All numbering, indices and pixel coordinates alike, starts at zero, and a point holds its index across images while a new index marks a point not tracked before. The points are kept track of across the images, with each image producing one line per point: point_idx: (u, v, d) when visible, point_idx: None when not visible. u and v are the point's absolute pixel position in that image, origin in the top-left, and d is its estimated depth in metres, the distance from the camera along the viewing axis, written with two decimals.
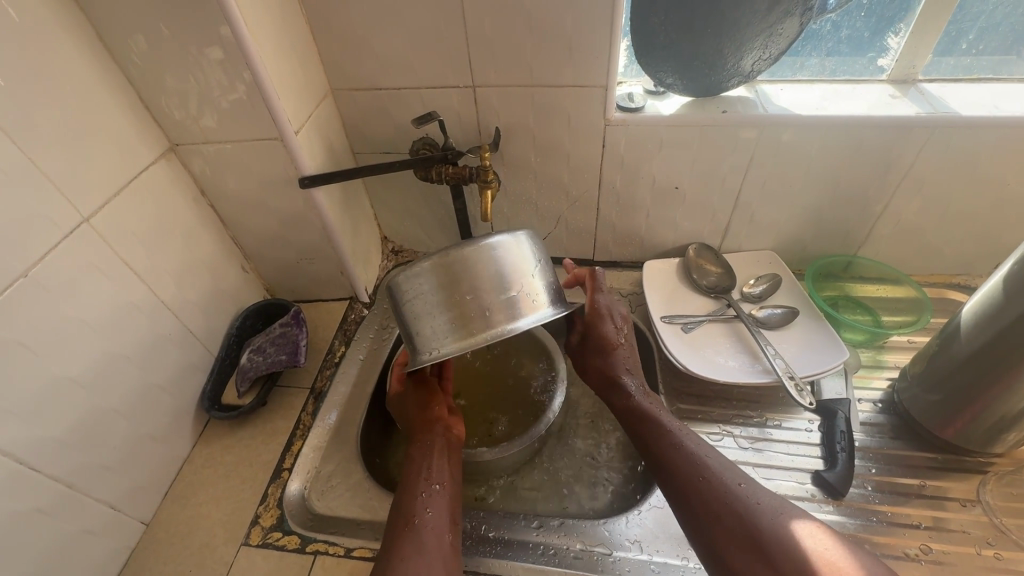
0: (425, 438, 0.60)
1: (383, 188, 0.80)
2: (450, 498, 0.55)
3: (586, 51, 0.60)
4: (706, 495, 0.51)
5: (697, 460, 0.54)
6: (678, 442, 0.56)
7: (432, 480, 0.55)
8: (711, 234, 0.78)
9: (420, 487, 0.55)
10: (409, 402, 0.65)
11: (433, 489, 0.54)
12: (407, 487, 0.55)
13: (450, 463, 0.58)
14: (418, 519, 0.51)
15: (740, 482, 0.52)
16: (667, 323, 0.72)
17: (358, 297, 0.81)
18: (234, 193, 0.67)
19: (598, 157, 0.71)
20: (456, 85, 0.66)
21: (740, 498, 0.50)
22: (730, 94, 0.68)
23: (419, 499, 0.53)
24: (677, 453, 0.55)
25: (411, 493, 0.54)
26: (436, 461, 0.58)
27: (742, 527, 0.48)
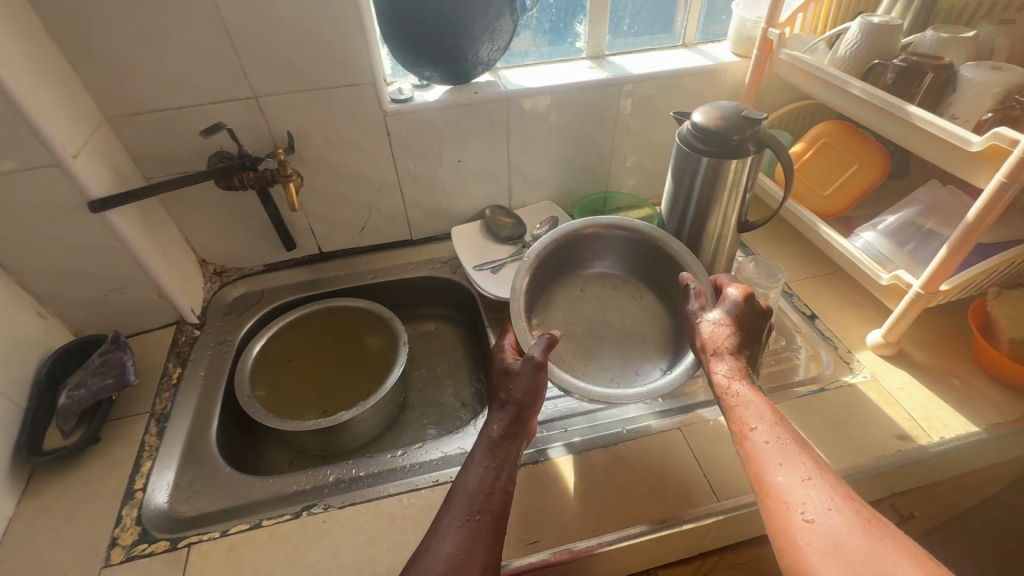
0: (505, 435, 0.57)
1: (189, 209, 0.82)
2: (495, 509, 0.50)
3: (348, 54, 0.72)
4: (786, 503, 0.44)
5: (785, 467, 0.46)
6: (766, 447, 0.49)
7: (493, 490, 0.51)
8: (500, 196, 0.96)
9: (455, 506, 0.50)
10: (515, 386, 0.59)
11: (493, 497, 0.51)
12: (445, 505, 0.51)
13: (489, 492, 0.51)
14: (437, 542, 0.47)
15: (826, 507, 0.43)
16: (479, 270, 0.87)
17: (186, 319, 0.82)
18: (12, 233, 0.64)
19: (387, 145, 0.83)
20: (238, 97, 0.72)
21: (834, 531, 0.41)
22: (479, 79, 0.86)
23: (443, 524, 0.49)
24: (760, 456, 0.49)
25: (461, 487, 0.52)
26: (484, 477, 0.53)
27: (820, 531, 0.42)
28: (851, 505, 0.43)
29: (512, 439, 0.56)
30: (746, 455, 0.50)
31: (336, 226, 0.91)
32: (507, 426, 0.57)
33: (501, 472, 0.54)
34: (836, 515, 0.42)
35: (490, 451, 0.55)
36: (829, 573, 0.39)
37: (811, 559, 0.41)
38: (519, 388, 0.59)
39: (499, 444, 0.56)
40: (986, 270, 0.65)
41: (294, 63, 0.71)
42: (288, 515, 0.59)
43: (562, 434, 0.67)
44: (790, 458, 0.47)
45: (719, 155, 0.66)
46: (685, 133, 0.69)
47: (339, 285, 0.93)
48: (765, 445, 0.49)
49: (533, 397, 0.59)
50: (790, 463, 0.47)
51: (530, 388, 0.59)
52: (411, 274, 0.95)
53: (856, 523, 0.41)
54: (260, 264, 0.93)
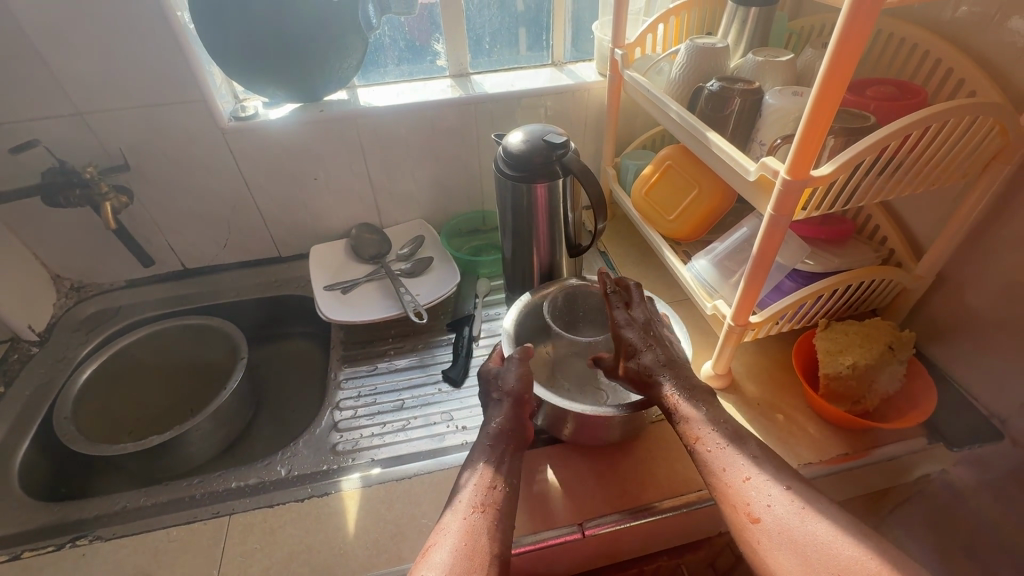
0: (503, 429, 0.58)
1: (29, 225, 0.81)
2: (492, 506, 0.51)
3: (173, 73, 0.71)
4: (741, 503, 0.47)
5: (734, 465, 0.49)
6: (703, 431, 0.52)
7: (493, 485, 0.53)
8: (369, 214, 0.94)
9: (462, 503, 0.51)
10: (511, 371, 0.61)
11: (492, 489, 0.52)
12: (460, 484, 0.54)
13: (506, 458, 0.56)
14: (452, 533, 0.48)
15: (766, 501, 0.46)
16: (328, 290, 0.84)
17: (23, 336, 0.81)
18: None
19: (234, 164, 0.82)
20: (60, 114, 0.71)
21: (774, 522, 0.45)
22: (332, 97, 0.85)
23: (452, 521, 0.50)
24: (709, 460, 0.51)
25: (466, 475, 0.54)
26: (485, 475, 0.54)
27: (767, 528, 0.45)
28: (792, 493, 0.46)
29: (515, 425, 0.59)
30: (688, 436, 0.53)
31: (197, 243, 0.90)
32: (505, 421, 0.59)
33: (502, 465, 0.56)
34: (782, 504, 0.45)
35: (488, 448, 0.57)
36: (778, 561, 0.43)
37: (763, 557, 0.44)
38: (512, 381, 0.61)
39: (496, 438, 0.58)
40: (799, 301, 0.63)
41: (115, 80, 0.70)
42: (53, 548, 0.57)
43: (365, 463, 0.65)
44: (734, 456, 0.50)
45: (526, 179, 0.64)
46: (500, 158, 0.68)
47: (198, 302, 0.91)
48: (722, 447, 0.51)
49: (526, 385, 0.60)
50: (732, 465, 0.49)
51: (520, 379, 0.60)
52: (274, 293, 0.92)
53: (798, 509, 0.45)
54: (122, 280, 0.92)
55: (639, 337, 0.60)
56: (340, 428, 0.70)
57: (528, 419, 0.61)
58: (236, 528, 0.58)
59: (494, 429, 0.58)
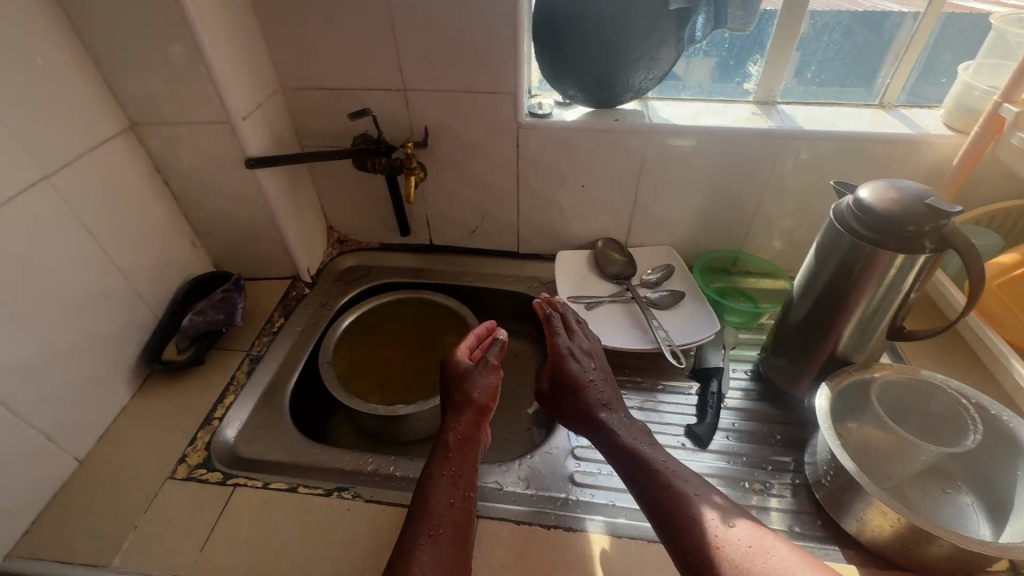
0: (462, 437, 0.61)
1: (327, 179, 0.89)
2: (463, 522, 0.53)
3: (497, 62, 0.72)
4: (688, 538, 0.49)
5: (708, 513, 0.50)
6: (669, 470, 0.55)
7: (454, 501, 0.54)
8: (617, 231, 0.90)
9: (436, 506, 0.53)
10: (476, 379, 0.67)
11: (451, 505, 0.54)
12: (429, 487, 0.55)
13: (471, 466, 0.59)
14: (432, 531, 0.51)
15: (734, 534, 0.48)
16: (572, 303, 0.82)
17: (301, 277, 0.90)
18: (186, 172, 0.74)
19: (514, 157, 0.82)
20: (389, 87, 0.76)
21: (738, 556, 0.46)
22: (624, 107, 0.81)
23: (435, 513, 0.53)
24: (661, 499, 0.53)
25: (433, 479, 0.56)
26: (449, 480, 0.56)
27: (726, 563, 0.46)
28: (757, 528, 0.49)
29: (465, 433, 0.61)
30: (636, 468, 0.56)
31: (450, 224, 0.93)
32: (469, 427, 0.62)
33: (466, 476, 0.57)
34: (745, 537, 0.47)
35: (445, 459, 0.58)
36: None
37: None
38: (475, 387, 0.66)
39: (453, 448, 0.60)
40: None
41: (447, 64, 0.73)
42: (321, 490, 0.61)
43: (606, 507, 0.60)
44: (703, 495, 0.52)
45: (880, 244, 0.54)
46: (844, 208, 0.58)
47: (437, 279, 0.95)
48: (693, 496, 0.52)
49: (487, 397, 0.66)
50: (700, 496, 0.52)
51: (484, 390, 0.66)
52: (506, 287, 0.93)
53: (754, 543, 0.47)
54: (378, 242, 0.98)
55: (588, 371, 0.67)
56: (577, 456, 0.66)
57: (484, 430, 0.65)
58: (484, 535, 0.57)
59: (458, 434, 0.61)
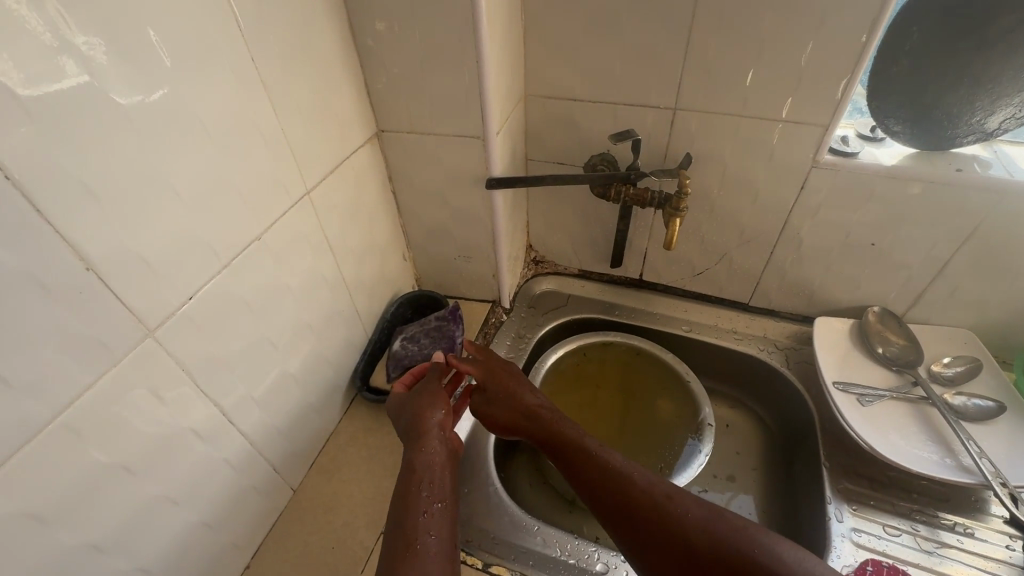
0: (428, 459, 0.51)
1: (544, 197, 0.79)
2: (445, 536, 0.46)
3: (816, 87, 0.56)
4: (675, 533, 0.45)
5: (659, 486, 0.49)
6: (612, 464, 0.51)
7: (434, 529, 0.45)
8: (896, 301, 0.71)
9: (422, 525, 0.46)
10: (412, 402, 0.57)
11: (426, 521, 0.46)
12: (410, 498, 0.48)
13: (442, 487, 0.50)
14: (424, 541, 0.44)
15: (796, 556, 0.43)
16: (842, 392, 0.66)
17: (500, 302, 0.81)
18: (418, 185, 0.68)
19: (789, 200, 0.66)
20: (656, 105, 0.63)
21: (744, 548, 0.44)
22: (962, 151, 0.61)
23: (420, 529, 0.45)
24: (603, 484, 0.50)
25: (409, 494, 0.48)
26: (429, 496, 0.48)
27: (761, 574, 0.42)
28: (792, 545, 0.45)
29: (435, 451, 0.53)
30: (578, 461, 0.53)
31: (673, 262, 0.80)
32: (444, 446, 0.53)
33: (430, 502, 0.48)
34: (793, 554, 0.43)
35: (425, 481, 0.49)
36: None
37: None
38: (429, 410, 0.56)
39: (423, 467, 0.51)
40: None
41: (745, 84, 0.58)
42: None
43: None
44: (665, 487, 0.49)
45: None
46: None
47: (646, 322, 0.82)
48: (634, 476, 0.50)
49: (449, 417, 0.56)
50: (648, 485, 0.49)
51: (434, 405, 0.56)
52: (730, 346, 0.78)
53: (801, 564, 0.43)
54: (577, 268, 0.88)
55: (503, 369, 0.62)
56: None
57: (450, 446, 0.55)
58: None
59: (429, 458, 0.52)
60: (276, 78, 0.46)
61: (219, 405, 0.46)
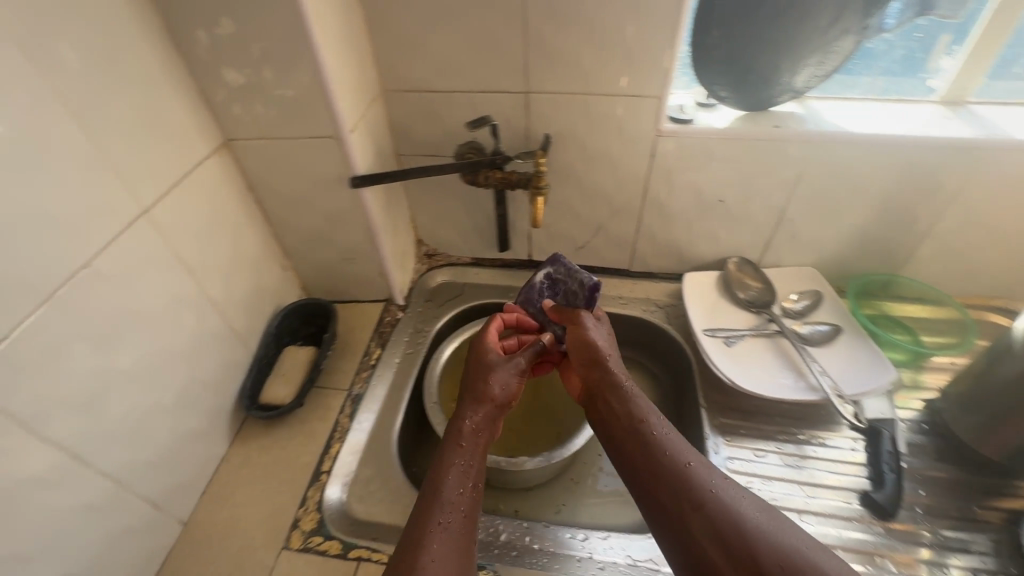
0: (473, 429, 0.53)
1: (423, 190, 0.80)
2: (472, 504, 0.47)
3: (645, 60, 0.60)
4: (738, 550, 0.41)
5: (704, 474, 0.47)
6: (693, 478, 0.46)
7: (463, 489, 0.47)
8: (751, 250, 0.79)
9: (451, 493, 0.47)
10: (478, 372, 0.58)
11: (460, 491, 0.47)
12: (440, 474, 0.48)
13: (471, 465, 0.50)
14: (449, 506, 0.46)
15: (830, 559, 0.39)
16: (711, 336, 0.73)
17: (393, 299, 0.81)
18: (282, 190, 0.66)
19: (644, 168, 0.71)
20: (509, 90, 0.66)
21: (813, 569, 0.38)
22: (780, 109, 0.69)
23: (452, 498, 0.46)
24: (671, 492, 0.46)
25: (449, 464, 0.49)
26: (471, 472, 0.49)
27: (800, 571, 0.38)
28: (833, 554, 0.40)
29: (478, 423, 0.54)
30: (653, 471, 0.48)
31: (556, 239, 0.83)
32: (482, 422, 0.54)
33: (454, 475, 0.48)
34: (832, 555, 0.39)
35: (456, 447, 0.51)
36: None
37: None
38: (496, 382, 0.57)
39: (466, 437, 0.52)
40: None
41: (583, 63, 0.61)
42: None
43: None
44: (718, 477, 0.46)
45: None
46: None
47: None
48: (712, 490, 0.45)
49: (507, 395, 0.57)
50: (697, 476, 0.46)
51: (507, 386, 0.57)
52: (618, 310, 0.82)
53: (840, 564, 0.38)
54: (469, 255, 0.89)
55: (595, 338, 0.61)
56: None
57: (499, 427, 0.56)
58: None
59: (467, 428, 0.53)
60: (81, 95, 0.43)
61: (65, 449, 0.43)
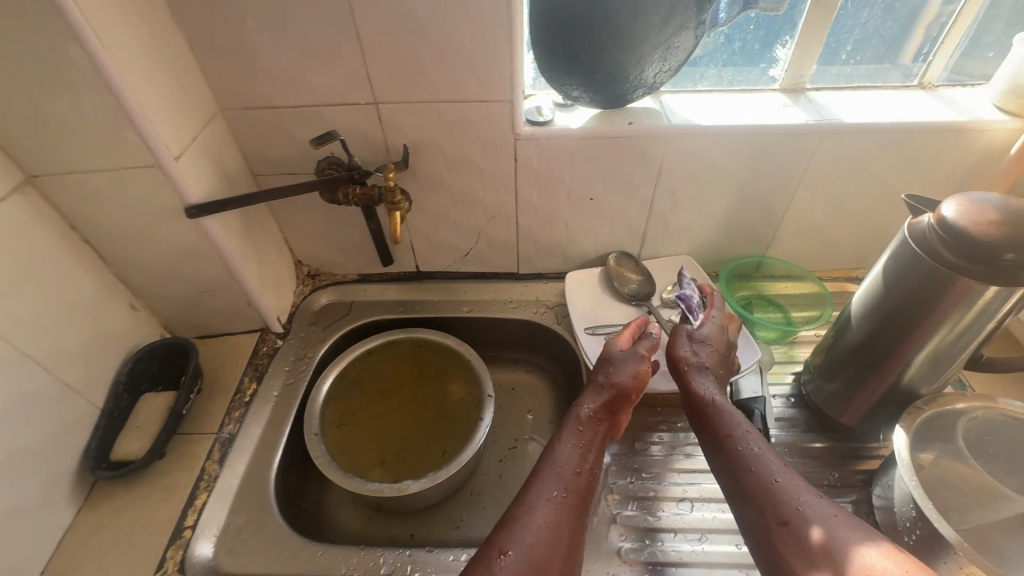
0: (592, 415, 0.57)
1: (290, 209, 0.75)
2: (587, 480, 0.51)
3: (487, 65, 0.59)
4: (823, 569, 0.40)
5: (767, 473, 0.47)
6: (780, 493, 0.45)
7: (580, 471, 0.51)
8: (630, 243, 0.80)
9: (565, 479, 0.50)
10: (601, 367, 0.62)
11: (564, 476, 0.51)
12: (555, 452, 0.53)
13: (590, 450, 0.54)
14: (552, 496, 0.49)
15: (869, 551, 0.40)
16: (591, 334, 0.74)
17: (270, 328, 0.76)
18: (112, 226, 0.60)
19: (511, 173, 0.70)
20: (356, 102, 0.63)
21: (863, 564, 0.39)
22: (636, 105, 0.70)
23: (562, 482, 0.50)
24: (766, 511, 0.45)
25: (556, 452, 0.53)
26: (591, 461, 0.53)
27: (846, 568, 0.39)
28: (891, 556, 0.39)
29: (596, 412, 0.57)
30: (746, 484, 0.47)
31: (440, 248, 0.81)
32: (600, 409, 0.57)
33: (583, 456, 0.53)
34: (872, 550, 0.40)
35: (578, 431, 0.55)
36: None
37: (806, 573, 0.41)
38: (624, 374, 0.60)
39: (585, 422, 0.56)
40: None
41: (426, 71, 0.60)
42: None
43: None
44: (773, 472, 0.47)
45: (963, 270, 0.48)
46: (922, 227, 0.51)
47: (432, 312, 0.83)
48: (775, 482, 0.46)
49: (632, 385, 0.59)
50: (762, 475, 0.47)
51: (631, 377, 0.60)
52: (509, 315, 0.82)
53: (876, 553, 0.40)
54: (354, 272, 0.86)
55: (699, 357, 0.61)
56: (620, 525, 0.60)
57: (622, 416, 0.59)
58: None
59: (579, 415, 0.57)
60: None
61: None
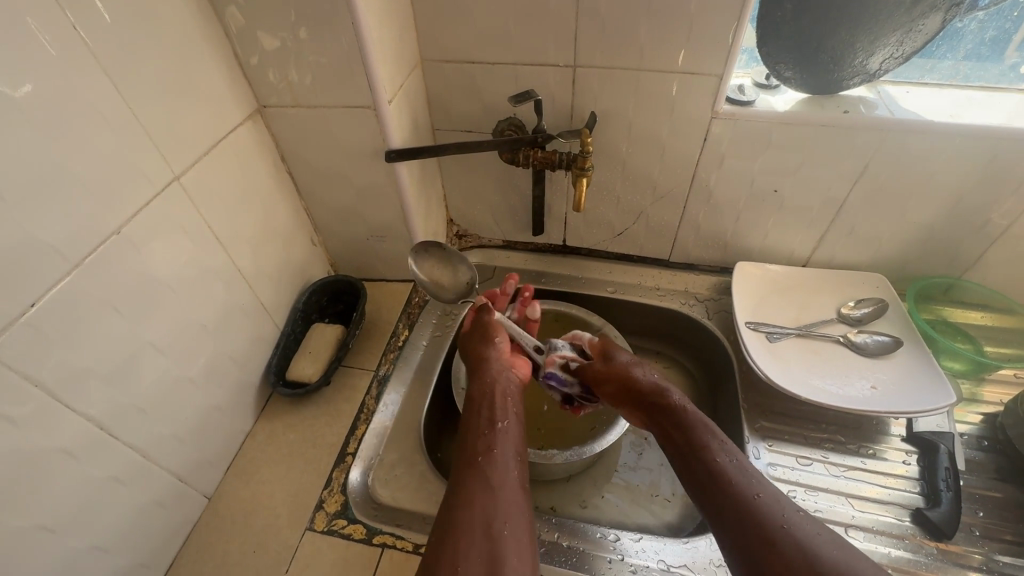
0: (502, 383, 0.59)
1: (457, 167, 0.77)
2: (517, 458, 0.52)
3: (707, 35, 0.55)
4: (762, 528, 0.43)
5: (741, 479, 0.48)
6: (755, 497, 0.46)
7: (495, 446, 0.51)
8: (802, 245, 0.74)
9: (499, 457, 0.50)
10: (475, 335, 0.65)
11: (497, 453, 0.51)
12: (472, 424, 0.54)
13: (498, 412, 0.55)
14: (489, 479, 0.48)
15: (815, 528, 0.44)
16: (752, 330, 0.70)
17: (423, 280, 0.78)
18: (315, 162, 0.63)
19: (695, 154, 0.66)
20: (556, 64, 0.61)
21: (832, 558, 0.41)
22: (849, 93, 0.63)
23: (498, 462, 0.50)
24: (729, 504, 0.46)
25: (477, 433, 0.53)
26: (509, 434, 0.53)
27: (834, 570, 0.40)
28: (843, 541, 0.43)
29: (493, 389, 0.58)
30: (727, 492, 0.47)
31: (594, 224, 0.79)
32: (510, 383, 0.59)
33: (503, 426, 0.54)
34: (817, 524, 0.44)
35: (482, 409, 0.55)
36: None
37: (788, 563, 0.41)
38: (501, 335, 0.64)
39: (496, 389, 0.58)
40: None
41: (638, 37, 0.57)
42: None
43: None
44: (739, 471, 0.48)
45: None
46: None
47: (574, 287, 0.81)
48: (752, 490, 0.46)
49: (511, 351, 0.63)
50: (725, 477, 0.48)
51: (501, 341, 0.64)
52: (654, 302, 0.79)
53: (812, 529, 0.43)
54: (501, 238, 0.87)
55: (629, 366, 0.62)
56: None
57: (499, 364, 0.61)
58: None
59: (489, 386, 0.58)
60: (113, 52, 0.41)
61: (92, 420, 0.42)
